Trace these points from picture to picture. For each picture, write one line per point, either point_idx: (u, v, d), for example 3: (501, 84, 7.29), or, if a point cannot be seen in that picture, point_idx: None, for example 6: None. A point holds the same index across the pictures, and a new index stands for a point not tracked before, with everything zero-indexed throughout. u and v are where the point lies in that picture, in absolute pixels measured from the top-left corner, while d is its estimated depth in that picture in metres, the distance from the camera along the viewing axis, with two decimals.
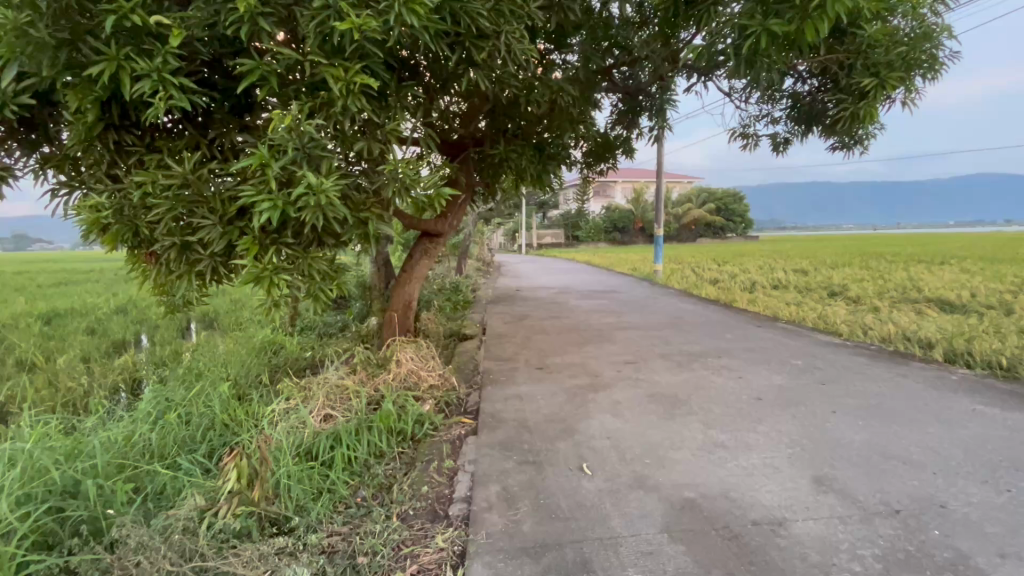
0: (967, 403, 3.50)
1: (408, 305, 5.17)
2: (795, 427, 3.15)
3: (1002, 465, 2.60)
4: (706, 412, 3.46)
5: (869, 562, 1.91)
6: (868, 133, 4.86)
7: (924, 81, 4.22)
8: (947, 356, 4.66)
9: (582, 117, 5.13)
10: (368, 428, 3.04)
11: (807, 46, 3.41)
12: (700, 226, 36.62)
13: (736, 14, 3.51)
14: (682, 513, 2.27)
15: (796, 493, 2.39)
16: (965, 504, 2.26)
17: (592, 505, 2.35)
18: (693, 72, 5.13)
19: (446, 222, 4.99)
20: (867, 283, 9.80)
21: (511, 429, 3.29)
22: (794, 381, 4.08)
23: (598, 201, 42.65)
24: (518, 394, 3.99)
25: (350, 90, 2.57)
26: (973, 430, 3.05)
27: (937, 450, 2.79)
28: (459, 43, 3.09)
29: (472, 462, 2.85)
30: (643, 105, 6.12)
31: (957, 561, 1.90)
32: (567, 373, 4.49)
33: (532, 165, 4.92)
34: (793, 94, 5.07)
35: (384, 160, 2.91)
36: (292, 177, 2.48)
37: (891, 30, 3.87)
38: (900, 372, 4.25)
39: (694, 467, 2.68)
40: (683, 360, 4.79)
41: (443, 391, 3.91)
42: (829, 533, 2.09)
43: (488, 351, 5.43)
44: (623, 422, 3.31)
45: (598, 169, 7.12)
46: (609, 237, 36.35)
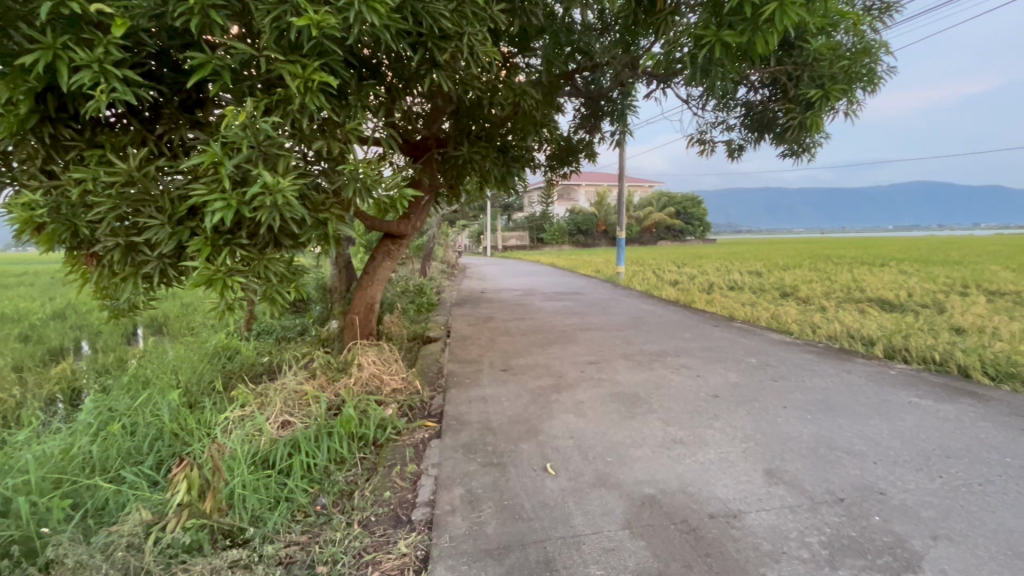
0: (904, 396, 3.73)
1: (371, 306, 5.07)
2: (748, 423, 3.28)
3: (935, 454, 2.79)
4: (666, 410, 3.54)
5: (816, 549, 2.01)
6: (815, 142, 5.12)
7: (864, 94, 4.48)
8: (887, 352, 4.97)
9: (545, 120, 5.19)
10: (329, 434, 2.96)
11: (759, 57, 3.56)
12: (661, 228, 37.58)
13: (692, 24, 3.65)
14: (642, 509, 2.32)
15: (749, 486, 2.48)
16: (902, 490, 2.41)
17: (555, 505, 2.38)
18: (652, 79, 5.28)
19: (410, 223, 4.92)
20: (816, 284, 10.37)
21: (475, 431, 3.28)
22: (748, 378, 4.24)
23: (562, 204, 43.20)
24: (482, 396, 3.98)
25: (308, 88, 2.50)
26: (909, 421, 3.26)
27: (877, 441, 2.96)
28: (421, 43, 3.07)
29: (435, 465, 2.82)
30: (605, 109, 6.26)
31: (895, 544, 2.02)
32: (531, 374, 4.51)
33: (496, 167, 4.93)
34: (746, 103, 5.28)
35: (345, 160, 2.86)
36: (246, 176, 2.39)
37: (834, 45, 4.08)
38: (845, 368, 4.49)
39: (654, 464, 2.74)
40: (644, 359, 4.90)
41: (406, 395, 3.85)
42: (780, 522, 2.18)
43: (453, 353, 5.39)
44: (586, 422, 3.36)
45: (562, 172, 7.20)
46: (573, 239, 36.88)
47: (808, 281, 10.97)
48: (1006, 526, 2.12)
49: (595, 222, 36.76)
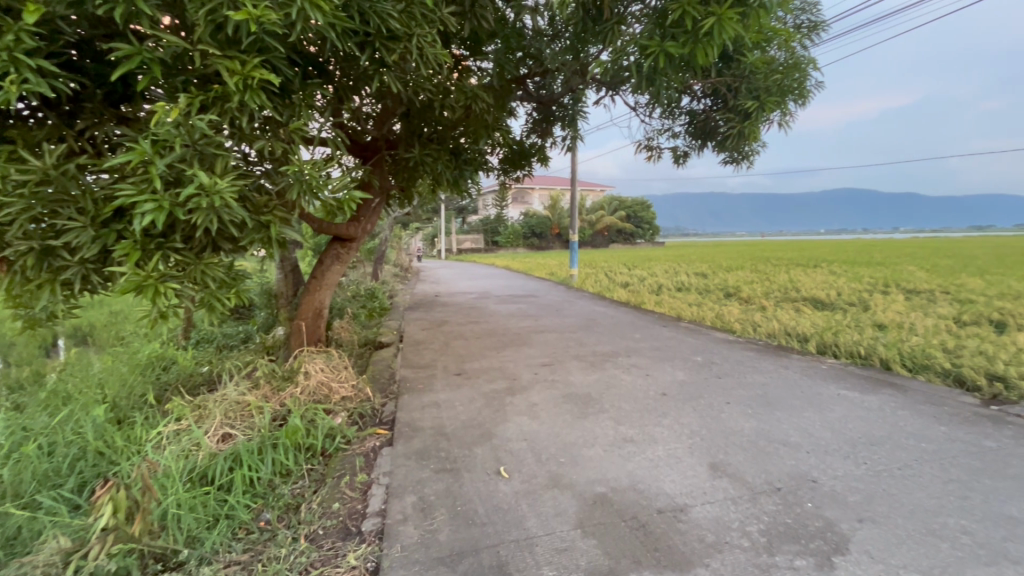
0: (834, 389, 3.99)
1: (319, 311, 4.90)
2: (694, 419, 3.40)
3: (860, 441, 3.00)
4: (617, 409, 3.62)
5: (756, 537, 2.11)
6: (753, 150, 5.40)
7: (796, 106, 4.78)
8: (819, 347, 5.31)
9: (497, 124, 5.21)
10: (273, 446, 2.83)
11: (700, 68, 3.71)
12: (613, 232, 38.49)
13: (637, 34, 3.77)
14: (594, 508, 2.36)
15: (695, 481, 2.58)
16: (832, 477, 2.58)
17: (509, 508, 2.38)
18: (602, 86, 5.42)
19: (360, 226, 4.81)
20: (756, 285, 10.96)
21: (428, 438, 3.23)
22: (694, 376, 4.41)
23: (516, 207, 43.57)
24: (435, 401, 3.93)
25: (248, 85, 2.39)
26: (838, 412, 3.49)
27: (810, 432, 3.15)
28: (368, 43, 3.01)
29: (387, 474, 2.76)
30: (556, 114, 6.37)
31: (826, 529, 2.15)
32: (485, 378, 4.50)
33: (448, 170, 4.92)
34: (690, 111, 5.51)
35: (289, 160, 2.76)
36: (180, 177, 2.26)
37: (768, 60, 4.34)
38: (782, 364, 4.76)
39: (605, 463, 2.80)
40: (596, 360, 5.00)
41: (356, 402, 3.76)
42: (723, 514, 2.28)
43: (406, 358, 5.30)
44: (539, 424, 3.38)
45: (515, 176, 7.26)
46: (528, 243, 37.16)
47: (749, 282, 11.57)
48: (921, 506, 2.30)
49: (549, 225, 37.19)
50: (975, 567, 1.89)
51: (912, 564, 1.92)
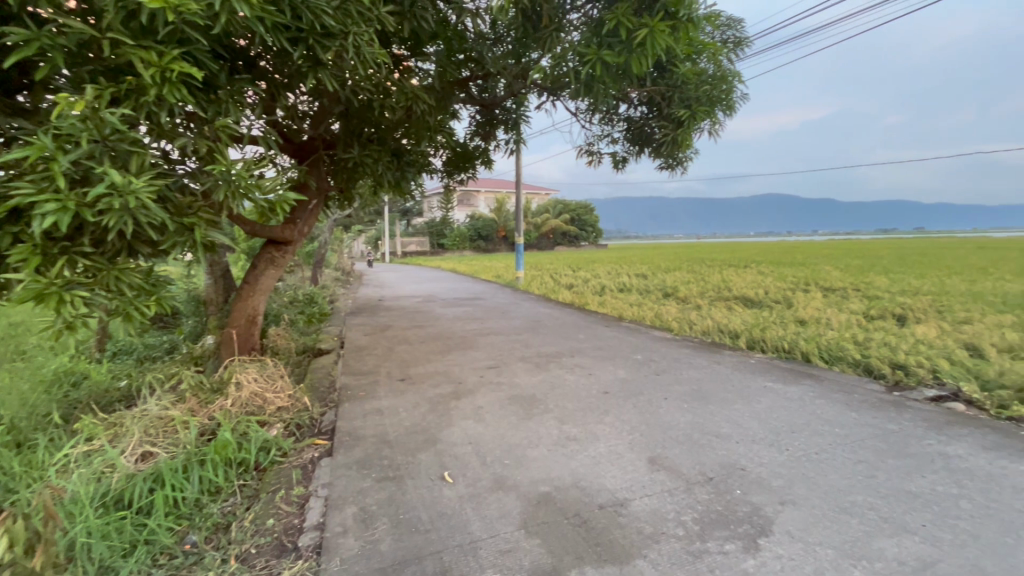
0: (761, 381, 4.26)
1: (253, 318, 4.65)
2: (634, 415, 3.52)
3: (784, 430, 3.22)
4: (561, 409, 3.68)
5: (690, 526, 2.21)
6: (687, 156, 5.67)
7: (724, 115, 5.06)
8: (749, 343, 5.65)
9: (440, 126, 5.17)
10: (201, 462, 2.66)
11: (636, 77, 3.85)
12: (558, 234, 39.18)
13: (576, 41, 3.87)
14: (538, 507, 2.38)
15: (635, 475, 2.67)
16: (758, 465, 2.75)
17: (453, 513, 2.36)
18: (543, 91, 5.51)
19: (296, 228, 4.63)
20: (692, 284, 11.52)
21: (370, 446, 3.15)
22: (634, 373, 4.56)
23: (462, 210, 43.35)
24: (378, 408, 3.83)
25: (166, 78, 2.24)
26: (764, 403, 3.73)
27: (740, 424, 3.34)
28: (301, 39, 2.92)
29: (326, 485, 2.66)
30: (499, 118, 6.41)
31: (753, 513, 2.28)
32: (429, 382, 4.44)
33: (389, 171, 4.85)
34: (627, 118, 5.69)
35: (215, 160, 2.60)
36: (88, 175, 2.08)
37: (698, 71, 4.59)
38: (715, 360, 5.02)
39: (549, 462, 2.84)
40: (541, 361, 5.06)
41: (293, 413, 3.59)
42: (660, 506, 2.37)
43: (347, 365, 5.14)
44: (484, 427, 3.38)
45: (458, 178, 7.24)
46: (474, 245, 37.07)
47: (685, 282, 12.14)
48: (835, 487, 2.50)
49: (495, 227, 37.28)
50: (880, 539, 2.07)
51: (827, 540, 2.07)
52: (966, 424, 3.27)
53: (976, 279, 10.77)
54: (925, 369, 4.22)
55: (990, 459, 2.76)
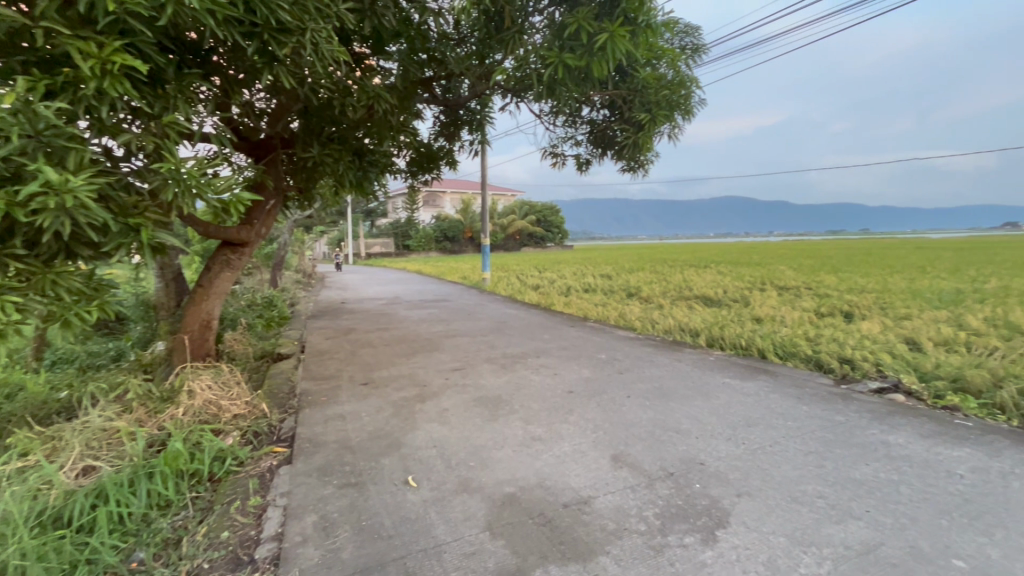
0: (719, 378, 4.40)
1: (207, 323, 4.46)
2: (597, 414, 3.57)
3: (740, 424, 3.34)
4: (526, 409, 3.70)
5: (652, 520, 2.25)
6: (648, 159, 5.80)
7: (683, 120, 5.21)
8: (708, 341, 5.82)
9: (403, 125, 5.11)
10: (149, 475, 2.53)
11: (597, 80, 3.91)
12: (524, 235, 39.36)
13: (538, 44, 3.90)
14: (503, 508, 2.38)
15: (599, 473, 2.71)
16: (716, 459, 2.83)
17: (417, 517, 2.33)
18: (507, 92, 5.53)
19: (253, 229, 4.48)
20: (655, 284, 11.79)
21: (332, 452, 3.07)
22: (598, 372, 4.63)
23: (428, 211, 42.95)
24: (340, 413, 3.75)
25: (107, 71, 2.12)
26: (722, 398, 3.85)
27: (699, 419, 3.44)
28: (255, 34, 2.82)
29: (285, 494, 2.58)
30: (463, 118, 6.38)
31: (711, 506, 2.35)
32: (393, 386, 4.37)
33: (351, 171, 4.75)
34: (590, 121, 5.77)
35: (162, 157, 2.48)
36: (20, 172, 1.95)
37: (658, 76, 4.70)
38: (676, 358, 5.15)
39: (513, 463, 2.85)
40: (507, 362, 5.07)
41: (250, 420, 3.47)
42: (623, 502, 2.41)
43: (308, 370, 5.00)
44: (448, 429, 3.35)
45: (423, 178, 7.18)
46: (440, 246, 36.79)
47: (648, 282, 12.42)
48: (788, 477, 2.61)
49: (461, 228, 37.12)
50: (828, 525, 2.17)
51: (780, 529, 2.16)
52: (905, 414, 3.47)
53: (915, 278, 11.16)
54: (869, 362, 4.46)
55: (926, 446, 2.94)
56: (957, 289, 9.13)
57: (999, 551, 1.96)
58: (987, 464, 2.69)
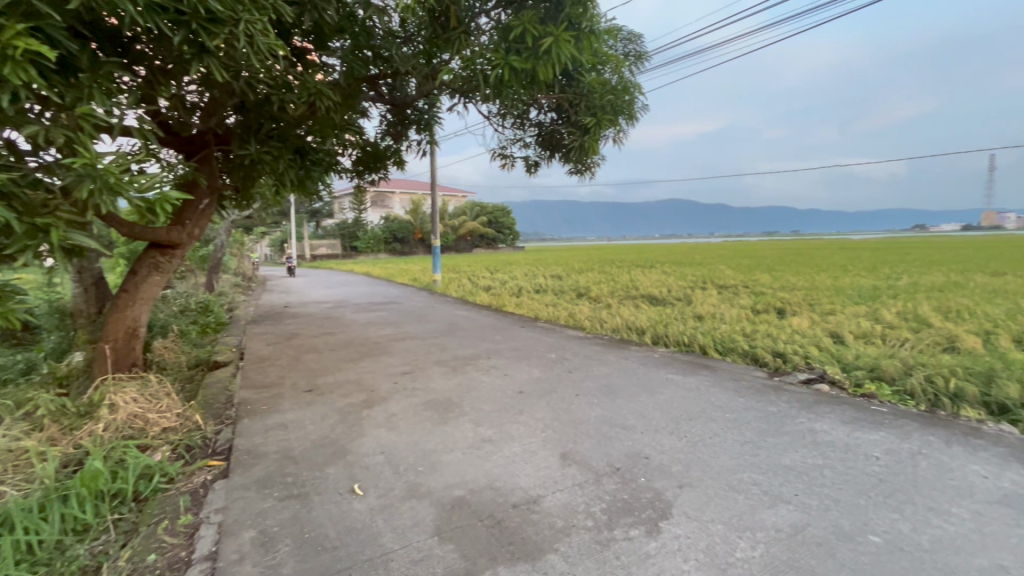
0: (663, 374, 4.56)
1: (134, 331, 4.14)
2: (547, 413, 3.61)
3: (683, 418, 3.47)
4: (476, 411, 3.68)
5: (599, 516, 2.30)
6: (595, 162, 5.92)
7: (627, 124, 5.36)
8: (653, 338, 6.03)
9: (348, 124, 4.96)
10: (64, 498, 2.32)
11: (543, 83, 3.96)
12: (475, 236, 39.31)
13: (486, 45, 3.90)
14: (452, 512, 2.36)
15: (547, 471, 2.74)
16: (660, 453, 2.93)
17: (363, 526, 2.27)
18: (454, 93, 5.48)
19: (184, 230, 4.22)
20: (603, 284, 12.08)
21: (272, 463, 2.94)
22: (548, 372, 4.69)
23: (376, 211, 42.03)
24: (282, 422, 3.59)
25: (8, 57, 1.93)
26: (666, 394, 4.00)
27: (644, 415, 3.55)
28: (182, 23, 2.65)
29: (220, 511, 2.43)
30: (411, 118, 6.28)
31: (655, 499, 2.43)
32: (339, 392, 4.22)
33: (291, 170, 4.56)
34: (538, 123, 5.83)
35: (76, 151, 2.29)
36: None
37: (603, 81, 4.82)
38: (623, 356, 5.30)
39: (463, 465, 2.83)
40: (458, 364, 5.03)
41: (182, 433, 3.25)
42: (571, 499, 2.45)
43: (247, 378, 4.75)
44: (397, 435, 3.29)
45: (369, 178, 7.00)
46: (389, 247, 36.08)
47: (597, 282, 12.71)
48: (726, 467, 2.74)
49: (411, 229, 36.56)
50: (761, 510, 2.30)
51: (718, 517, 2.26)
52: (830, 402, 3.73)
53: (838, 277, 12.03)
54: (799, 356, 4.76)
55: (847, 432, 3.17)
56: (874, 286, 9.93)
57: (908, 525, 2.15)
58: (898, 446, 2.94)
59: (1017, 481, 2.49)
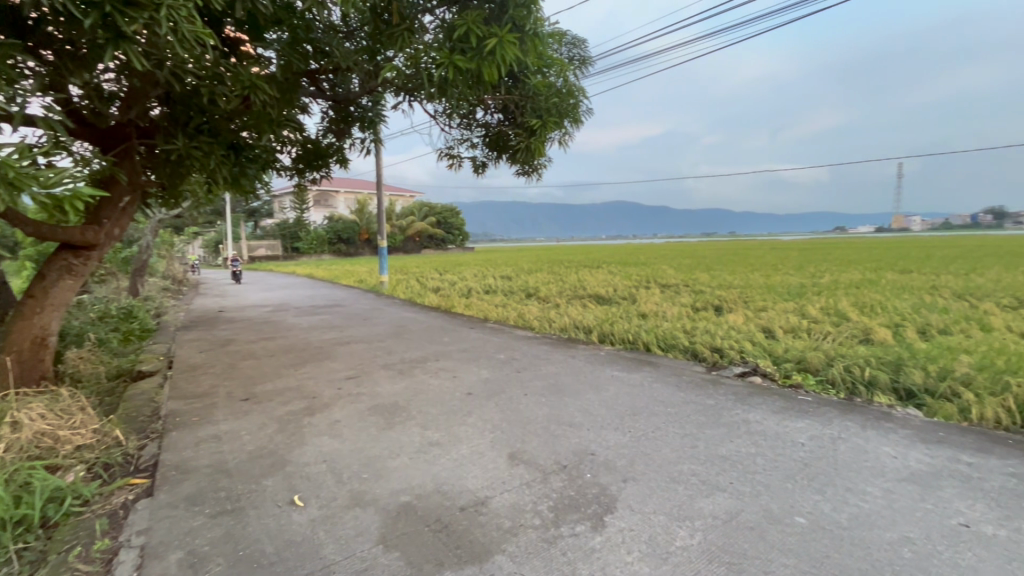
0: (609, 372, 4.67)
1: (43, 341, 3.77)
2: (496, 414, 3.61)
3: (628, 414, 3.57)
4: (424, 415, 3.62)
5: (546, 514, 2.32)
6: (542, 163, 5.98)
7: (572, 127, 5.45)
8: (600, 337, 6.17)
9: (286, 119, 4.75)
10: None
11: (488, 83, 3.95)
12: (423, 237, 38.84)
13: (431, 43, 3.84)
14: (398, 519, 2.30)
15: (496, 472, 2.74)
16: (606, 448, 3.00)
17: (303, 539, 2.17)
18: (399, 91, 5.37)
19: (101, 230, 3.88)
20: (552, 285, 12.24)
21: (204, 478, 2.76)
22: (497, 373, 4.69)
23: (319, 210, 40.62)
24: (215, 434, 3.37)
25: None
26: (612, 391, 4.10)
27: (590, 412, 3.62)
28: (94, 4, 2.42)
29: (143, 532, 2.26)
30: (354, 115, 6.09)
31: (601, 493, 2.49)
32: (278, 400, 4.03)
33: (224, 167, 4.30)
34: (485, 124, 5.82)
35: None
36: None
37: (548, 84, 4.89)
38: (571, 355, 5.38)
39: (409, 470, 2.78)
40: (405, 367, 4.93)
41: (99, 451, 2.99)
42: (518, 499, 2.45)
43: (176, 388, 4.44)
44: (340, 442, 3.17)
45: (310, 176, 6.73)
46: (333, 247, 34.94)
47: (546, 283, 12.89)
48: (667, 459, 2.84)
49: (357, 229, 35.58)
50: (700, 499, 2.40)
51: (659, 508, 2.34)
52: (761, 394, 3.96)
53: (770, 275, 12.82)
54: (735, 350, 5.02)
55: (777, 421, 3.37)
56: (801, 284, 10.65)
57: (829, 505, 2.31)
58: (821, 432, 3.16)
59: (921, 460, 2.74)
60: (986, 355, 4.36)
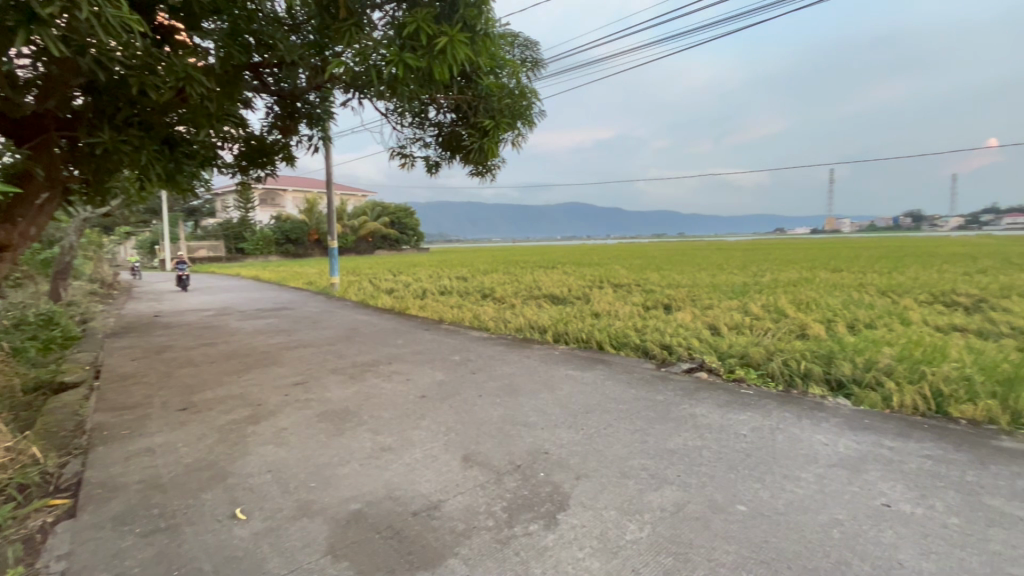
0: (563, 371, 4.73)
1: None
2: (450, 416, 3.58)
3: (580, 412, 3.63)
4: (375, 420, 3.54)
5: (499, 514, 2.32)
6: (495, 164, 5.98)
7: (526, 129, 5.48)
8: (554, 337, 6.23)
9: (227, 113, 4.52)
10: None
11: (440, 82, 3.91)
12: (376, 237, 38.01)
13: (381, 38, 3.76)
14: (347, 528, 2.24)
15: (449, 475, 2.71)
16: (559, 446, 3.04)
17: (245, 554, 2.07)
18: (348, 87, 5.23)
19: (16, 229, 3.55)
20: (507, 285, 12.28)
21: (135, 495, 2.58)
22: (452, 374, 4.65)
23: (266, 210, 38.99)
24: (148, 448, 3.16)
25: None
26: (565, 390, 4.15)
27: (544, 411, 3.65)
28: None
29: (63, 557, 2.08)
30: (301, 111, 5.87)
31: (554, 492, 2.51)
32: (219, 409, 3.82)
33: (157, 163, 4.04)
34: (437, 123, 5.76)
35: None
36: None
37: (500, 85, 4.89)
38: (526, 355, 5.42)
39: (360, 477, 2.70)
40: (356, 371, 4.80)
41: (12, 471, 2.73)
42: (472, 501, 2.44)
43: (104, 399, 4.13)
44: (287, 451, 3.05)
45: (254, 174, 6.43)
46: (281, 248, 33.60)
47: (502, 283, 12.91)
48: (618, 455, 2.91)
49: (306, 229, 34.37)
50: (649, 493, 2.47)
51: (610, 503, 2.39)
52: (707, 388, 4.13)
53: (715, 274, 13.37)
54: (682, 347, 5.21)
55: (721, 414, 3.52)
56: (744, 283, 11.18)
57: (768, 492, 2.43)
58: (761, 423, 3.33)
59: (849, 446, 2.94)
60: (905, 347, 4.73)
